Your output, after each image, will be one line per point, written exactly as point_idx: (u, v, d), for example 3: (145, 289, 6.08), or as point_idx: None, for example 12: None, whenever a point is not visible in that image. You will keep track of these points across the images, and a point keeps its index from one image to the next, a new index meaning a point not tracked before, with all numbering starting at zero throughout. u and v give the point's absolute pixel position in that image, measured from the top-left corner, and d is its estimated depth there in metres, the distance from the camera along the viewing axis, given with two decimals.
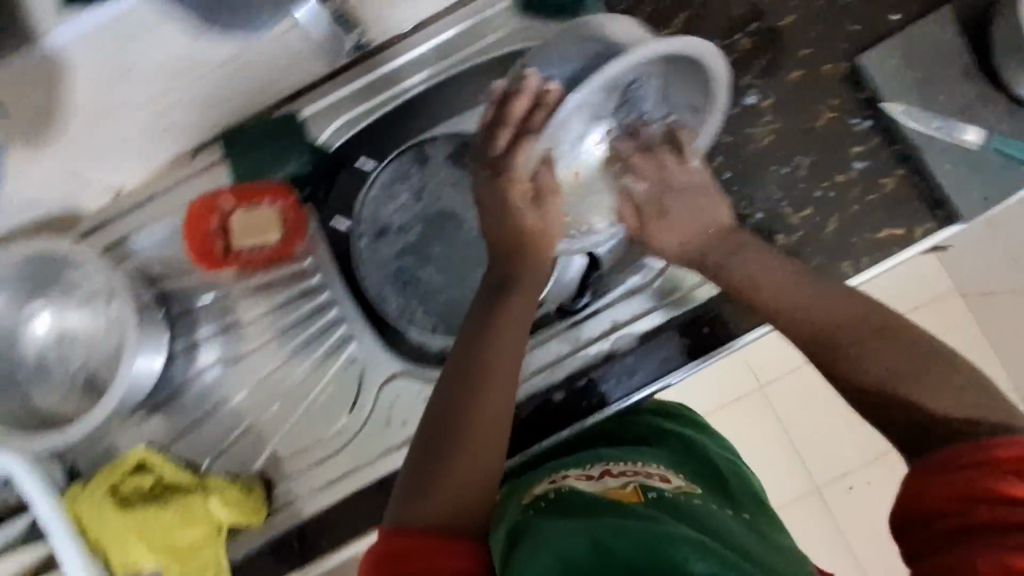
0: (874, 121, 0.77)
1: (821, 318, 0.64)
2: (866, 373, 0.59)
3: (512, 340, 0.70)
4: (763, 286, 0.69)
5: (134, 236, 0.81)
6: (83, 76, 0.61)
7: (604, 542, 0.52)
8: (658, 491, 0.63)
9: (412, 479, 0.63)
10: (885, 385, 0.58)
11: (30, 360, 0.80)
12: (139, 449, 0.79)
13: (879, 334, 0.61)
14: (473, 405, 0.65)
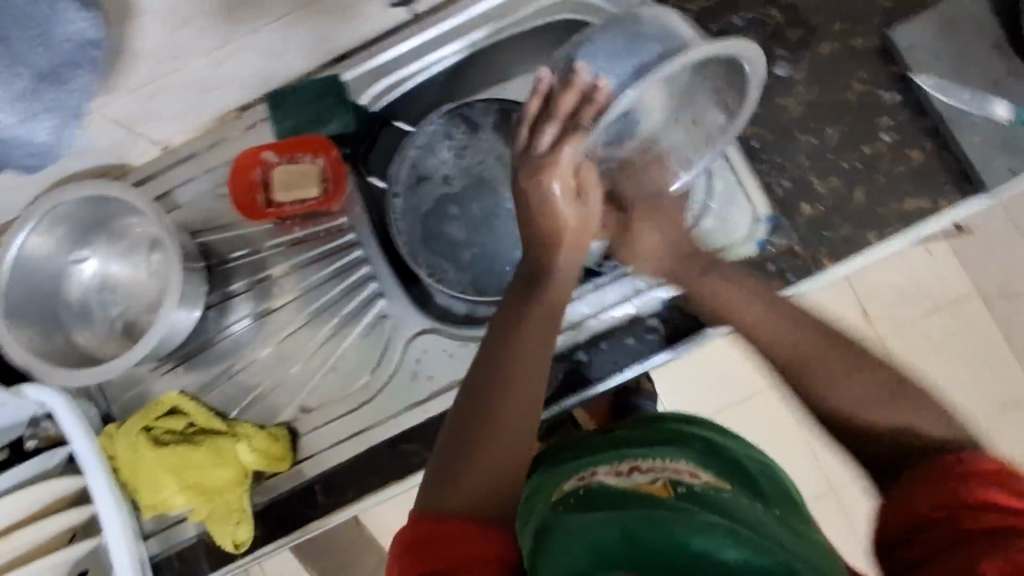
0: (904, 95, 0.79)
1: (798, 343, 0.62)
2: (844, 396, 0.58)
3: (546, 328, 0.66)
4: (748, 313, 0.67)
5: (183, 188, 0.86)
6: (152, 16, 0.64)
7: (633, 533, 0.45)
8: (689, 485, 0.52)
9: (435, 471, 0.58)
10: (858, 409, 0.57)
11: (75, 302, 0.82)
12: (173, 393, 0.81)
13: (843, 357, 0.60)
14: (505, 394, 0.60)
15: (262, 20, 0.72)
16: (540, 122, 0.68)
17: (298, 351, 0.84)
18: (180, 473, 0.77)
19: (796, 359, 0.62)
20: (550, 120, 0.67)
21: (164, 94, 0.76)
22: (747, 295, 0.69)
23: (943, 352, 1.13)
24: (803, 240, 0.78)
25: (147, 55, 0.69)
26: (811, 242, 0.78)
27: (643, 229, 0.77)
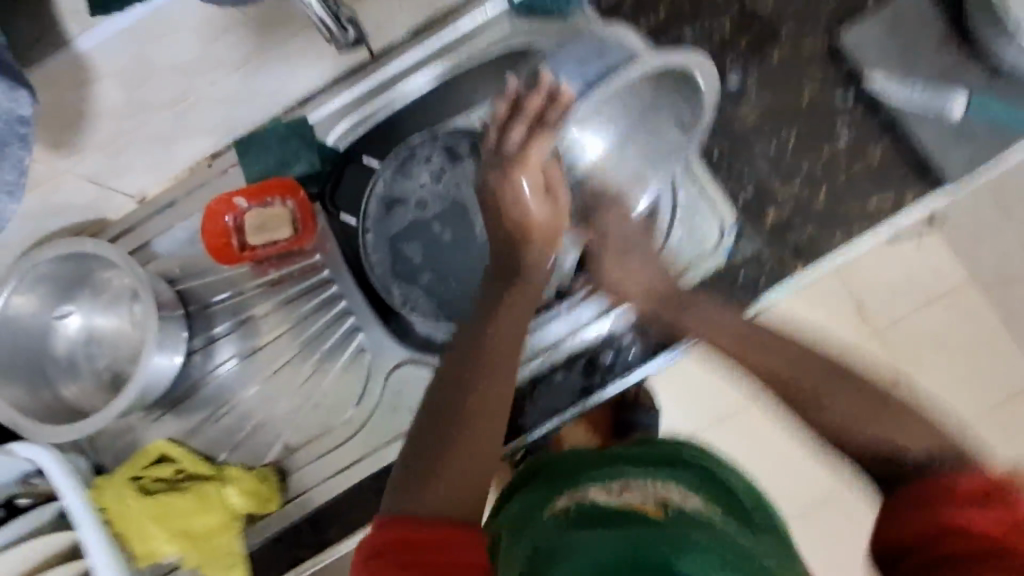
0: (856, 93, 0.80)
1: (782, 364, 0.65)
2: (823, 417, 0.62)
3: (516, 331, 0.67)
4: (726, 343, 0.69)
5: (159, 239, 0.87)
6: (107, 77, 0.66)
7: (637, 554, 0.55)
8: (676, 506, 0.61)
9: (407, 474, 0.57)
10: (839, 432, 0.61)
11: (61, 356, 0.84)
12: (160, 441, 0.82)
13: (829, 381, 0.63)
14: (473, 399, 0.60)
15: (224, 69, 0.75)
16: (508, 124, 0.69)
17: (281, 390, 0.85)
18: (165, 522, 0.78)
19: (785, 375, 0.65)
20: (518, 120, 0.69)
21: (137, 147, 0.79)
22: (735, 319, 0.71)
23: (942, 348, 1.14)
24: (769, 245, 0.79)
25: (115, 112, 0.72)
26: (777, 246, 0.78)
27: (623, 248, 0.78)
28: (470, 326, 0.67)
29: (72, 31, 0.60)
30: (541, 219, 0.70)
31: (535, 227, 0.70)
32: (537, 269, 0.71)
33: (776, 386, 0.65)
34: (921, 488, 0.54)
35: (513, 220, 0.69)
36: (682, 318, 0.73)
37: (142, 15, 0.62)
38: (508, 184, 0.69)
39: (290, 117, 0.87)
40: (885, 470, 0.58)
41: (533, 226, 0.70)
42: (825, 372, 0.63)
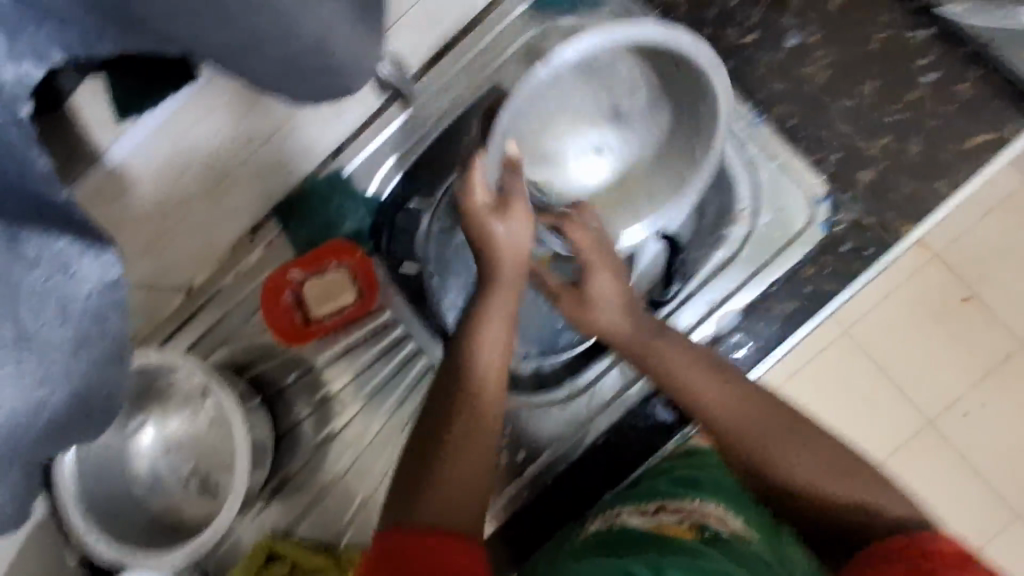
0: (932, 29, 0.73)
1: (746, 415, 0.62)
2: (807, 469, 0.58)
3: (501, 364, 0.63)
4: (711, 401, 0.63)
5: (218, 329, 0.82)
6: (143, 181, 0.60)
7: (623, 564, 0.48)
8: (715, 529, 0.55)
9: (390, 501, 0.55)
10: (819, 483, 0.58)
11: (143, 475, 0.80)
12: (264, 539, 0.77)
13: (780, 431, 0.61)
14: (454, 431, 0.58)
15: (255, 143, 0.69)
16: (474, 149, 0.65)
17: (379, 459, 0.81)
18: None
19: (753, 434, 0.61)
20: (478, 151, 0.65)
21: (176, 242, 0.73)
22: (705, 380, 0.65)
23: (1010, 258, 1.06)
24: (868, 210, 0.73)
25: (150, 214, 0.66)
26: (878, 209, 0.73)
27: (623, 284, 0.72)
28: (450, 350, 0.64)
29: (103, 142, 0.53)
30: (506, 243, 0.64)
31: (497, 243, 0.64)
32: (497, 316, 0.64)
33: (749, 445, 0.61)
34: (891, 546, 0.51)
35: (495, 247, 0.64)
36: (653, 360, 0.68)
37: (168, 110, 0.55)
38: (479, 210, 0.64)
39: (326, 172, 0.80)
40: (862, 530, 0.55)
41: (492, 240, 0.64)
42: (779, 428, 0.61)
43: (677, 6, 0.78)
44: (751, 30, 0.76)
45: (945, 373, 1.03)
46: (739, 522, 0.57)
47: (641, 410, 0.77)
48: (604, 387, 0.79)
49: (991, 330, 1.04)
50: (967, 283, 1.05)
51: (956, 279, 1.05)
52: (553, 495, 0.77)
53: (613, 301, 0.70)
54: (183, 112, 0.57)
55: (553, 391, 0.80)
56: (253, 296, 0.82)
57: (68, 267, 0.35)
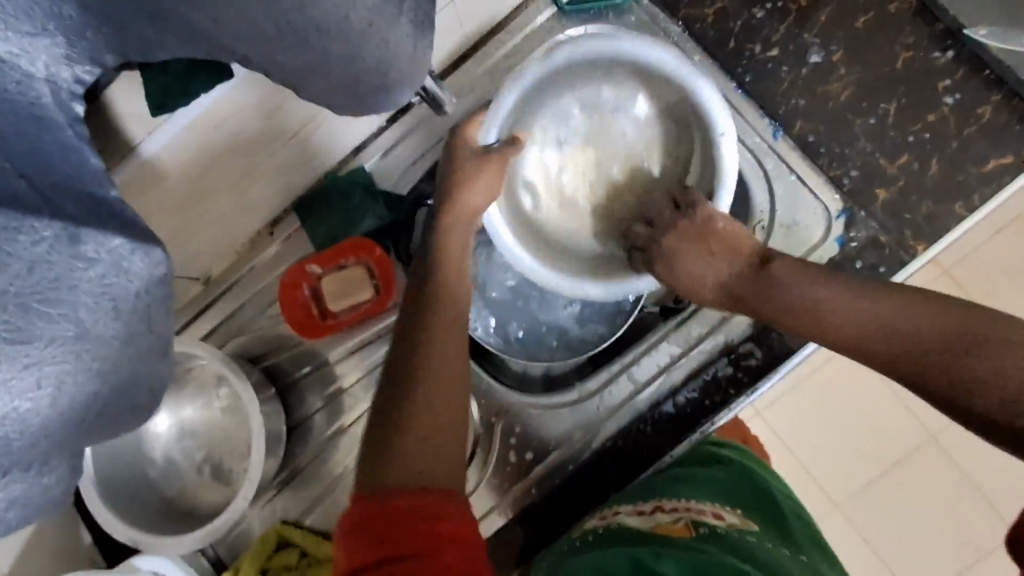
0: (956, 51, 0.74)
1: (887, 352, 0.52)
2: (980, 396, 0.47)
3: (456, 336, 0.58)
4: (832, 316, 0.55)
5: (235, 318, 0.83)
6: (173, 173, 0.61)
7: (640, 561, 0.54)
8: (710, 526, 0.61)
9: (368, 451, 0.53)
10: (1008, 410, 0.46)
11: (158, 458, 0.80)
12: (274, 527, 0.79)
13: (950, 352, 0.49)
14: (425, 389, 0.54)
15: (280, 137, 0.69)
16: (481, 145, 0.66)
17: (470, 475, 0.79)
18: None
19: (905, 355, 0.51)
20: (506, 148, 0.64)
21: (197, 236, 0.74)
22: (872, 311, 0.54)
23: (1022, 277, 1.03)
24: (886, 227, 0.74)
25: (175, 207, 0.66)
26: (894, 228, 0.73)
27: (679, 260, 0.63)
28: (412, 312, 0.60)
29: (137, 136, 0.54)
30: (476, 203, 0.64)
31: (467, 206, 0.64)
32: (448, 300, 0.60)
33: (919, 365, 0.51)
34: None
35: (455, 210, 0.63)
36: (765, 308, 0.59)
37: (201, 108, 0.57)
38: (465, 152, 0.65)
39: (345, 169, 0.82)
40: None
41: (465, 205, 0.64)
42: (949, 333, 0.49)
43: (704, 17, 0.79)
44: (774, 45, 0.77)
45: None
46: (730, 517, 0.63)
47: (648, 417, 0.78)
48: (614, 392, 0.80)
49: None
50: (977, 303, 1.04)
51: (964, 300, 1.04)
52: (561, 499, 0.78)
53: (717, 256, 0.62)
54: (218, 108, 0.58)
55: (564, 394, 0.80)
56: (271, 287, 0.83)
57: (122, 264, 0.40)
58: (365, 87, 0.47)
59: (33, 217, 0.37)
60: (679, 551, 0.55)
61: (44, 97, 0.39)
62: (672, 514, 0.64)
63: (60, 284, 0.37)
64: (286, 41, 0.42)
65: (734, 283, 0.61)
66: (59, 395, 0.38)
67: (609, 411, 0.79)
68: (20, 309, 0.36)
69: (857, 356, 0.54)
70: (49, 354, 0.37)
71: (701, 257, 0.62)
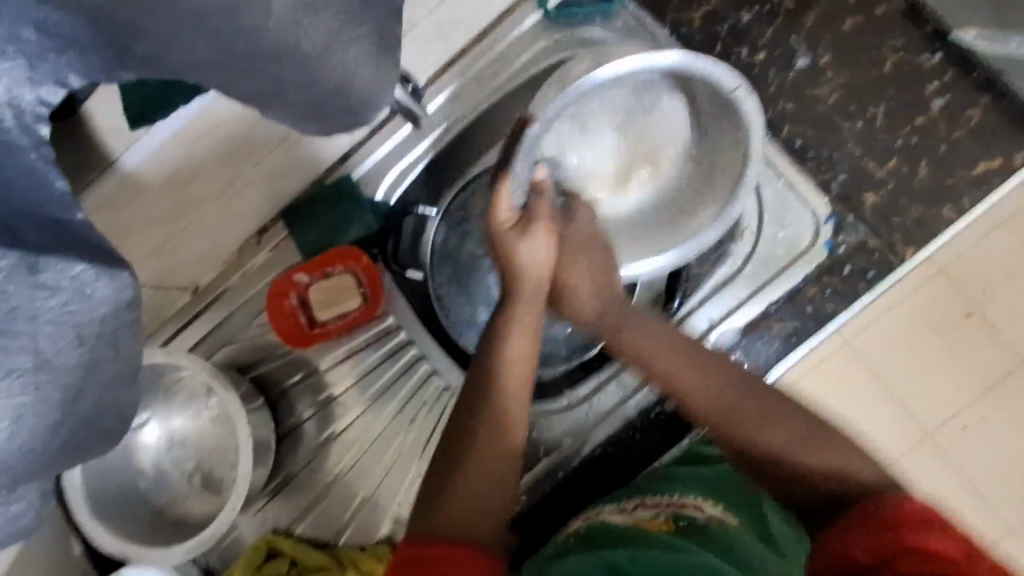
0: (945, 53, 0.74)
1: (711, 397, 0.63)
2: (776, 443, 0.59)
3: (526, 370, 0.63)
4: (661, 362, 0.65)
5: (224, 327, 0.83)
6: (154, 188, 0.60)
7: (613, 564, 0.53)
8: (692, 518, 0.60)
9: (417, 501, 0.57)
10: (783, 455, 0.58)
11: (147, 469, 0.80)
12: (264, 536, 0.78)
13: (754, 415, 0.61)
14: (484, 432, 0.59)
15: (263, 149, 0.69)
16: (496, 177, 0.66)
17: None
18: None
19: (717, 411, 0.62)
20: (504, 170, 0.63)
21: (182, 249, 0.74)
22: (732, 377, 0.64)
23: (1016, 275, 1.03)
24: (874, 231, 0.73)
25: (158, 220, 0.66)
26: (883, 232, 0.73)
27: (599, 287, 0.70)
28: (475, 378, 0.63)
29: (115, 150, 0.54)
30: (538, 266, 0.66)
31: (530, 272, 0.66)
32: (521, 360, 0.63)
33: (716, 417, 0.62)
34: (870, 509, 0.51)
35: (518, 266, 0.66)
36: (618, 339, 0.68)
37: (178, 122, 0.56)
38: (505, 232, 0.66)
39: (334, 177, 0.80)
40: (835, 502, 0.54)
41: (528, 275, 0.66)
42: (785, 405, 0.61)
43: (691, 21, 0.78)
44: (761, 48, 0.77)
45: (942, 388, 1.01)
46: (711, 509, 0.62)
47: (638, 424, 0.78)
48: (604, 399, 0.79)
49: (994, 347, 1.02)
50: (970, 300, 1.03)
51: (958, 297, 1.03)
52: (550, 502, 0.78)
53: (582, 271, 0.69)
54: (197, 122, 0.57)
55: (554, 401, 0.80)
56: (259, 297, 0.83)
57: (86, 291, 0.34)
58: (333, 108, 0.45)
59: None
60: (655, 548, 0.55)
61: (6, 121, 0.31)
62: (651, 511, 0.64)
63: (19, 315, 0.32)
64: (233, 67, 0.38)
65: (595, 303, 0.70)
66: (16, 430, 0.33)
67: (598, 417, 0.79)
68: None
69: (687, 398, 0.64)
70: (13, 385, 0.32)
71: (587, 223, 0.71)
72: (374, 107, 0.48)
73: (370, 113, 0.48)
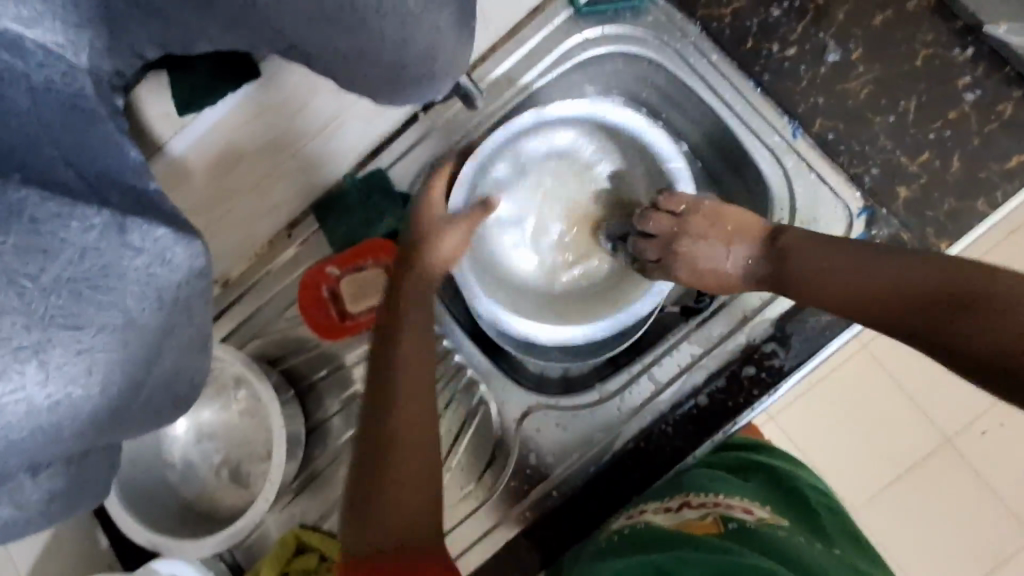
0: (976, 48, 0.74)
1: (908, 294, 0.53)
2: (973, 346, 0.46)
3: (426, 351, 0.63)
4: (833, 280, 0.59)
5: (254, 320, 0.83)
6: (201, 170, 0.60)
7: (660, 567, 0.53)
8: (741, 521, 0.59)
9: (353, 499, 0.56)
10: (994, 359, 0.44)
11: (176, 462, 0.80)
12: (292, 532, 0.78)
13: (949, 305, 0.49)
14: (397, 413, 0.58)
15: (305, 138, 0.69)
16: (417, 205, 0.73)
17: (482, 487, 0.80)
18: None
19: (896, 310, 0.53)
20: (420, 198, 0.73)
21: (221, 235, 0.74)
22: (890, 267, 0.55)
23: None
24: (909, 223, 0.73)
25: (204, 205, 0.66)
26: (916, 225, 0.73)
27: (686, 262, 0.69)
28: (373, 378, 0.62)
29: (165, 136, 0.53)
30: (452, 251, 0.70)
31: (410, 278, 0.68)
32: (425, 350, 0.63)
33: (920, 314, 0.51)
34: None
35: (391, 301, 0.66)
36: (791, 286, 0.63)
37: (226, 111, 0.56)
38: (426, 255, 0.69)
39: (364, 171, 0.82)
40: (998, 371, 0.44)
41: (416, 277, 0.68)
42: (938, 295, 0.50)
43: (722, 17, 0.79)
44: (791, 44, 0.77)
45: None
46: (761, 512, 0.62)
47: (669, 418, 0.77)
48: (636, 392, 0.78)
49: None
50: None
51: None
52: (584, 502, 0.77)
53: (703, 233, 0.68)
54: (241, 110, 0.57)
55: (582, 397, 0.79)
56: (288, 290, 0.83)
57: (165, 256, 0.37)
58: (404, 75, 0.46)
59: (84, 203, 0.35)
60: (704, 552, 0.54)
61: (86, 88, 0.38)
62: (698, 510, 0.63)
63: (110, 273, 0.36)
64: None
65: (765, 279, 0.66)
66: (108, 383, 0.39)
67: (631, 410, 0.78)
68: (71, 295, 0.35)
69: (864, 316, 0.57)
70: (100, 341, 0.37)
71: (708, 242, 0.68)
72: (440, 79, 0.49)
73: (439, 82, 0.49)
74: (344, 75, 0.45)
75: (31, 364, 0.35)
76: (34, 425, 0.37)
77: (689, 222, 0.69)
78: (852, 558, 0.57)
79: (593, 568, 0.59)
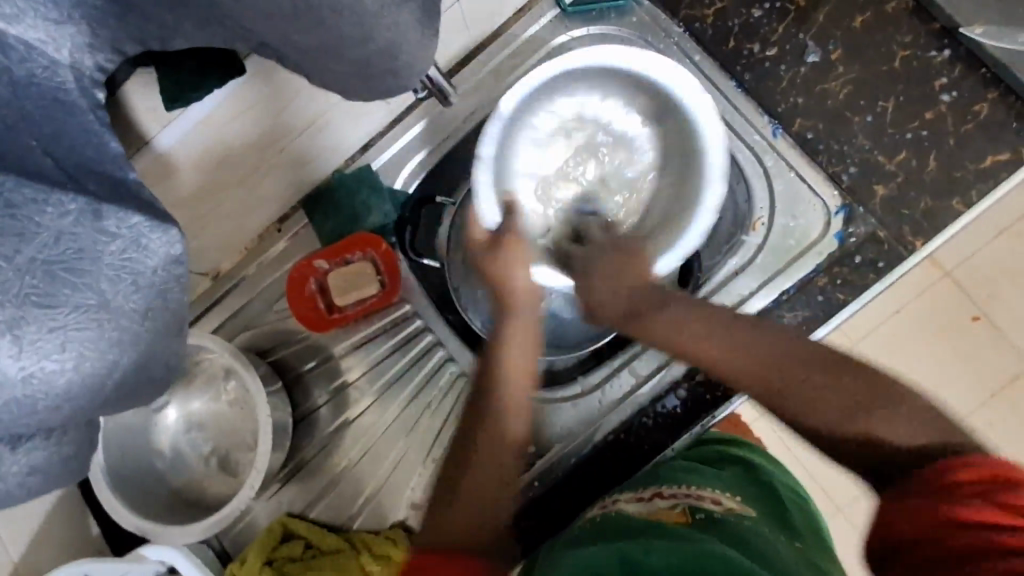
0: (953, 49, 0.76)
1: (785, 351, 0.55)
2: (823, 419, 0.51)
3: (529, 357, 0.62)
4: (688, 337, 0.59)
5: (245, 311, 0.85)
6: (188, 165, 0.62)
7: (626, 558, 0.53)
8: (708, 511, 0.61)
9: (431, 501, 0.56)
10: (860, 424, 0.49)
11: (166, 450, 0.81)
12: (278, 520, 0.79)
13: (822, 375, 0.53)
14: (482, 439, 0.57)
15: (291, 134, 0.71)
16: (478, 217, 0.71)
17: None
18: None
19: (760, 373, 0.55)
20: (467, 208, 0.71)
21: (210, 229, 0.75)
22: (760, 333, 0.57)
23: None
24: (886, 220, 0.75)
25: (191, 199, 0.68)
26: (893, 223, 0.74)
27: (590, 291, 0.65)
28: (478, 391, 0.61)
29: (152, 130, 0.55)
30: (520, 288, 0.65)
31: (517, 291, 0.64)
32: (523, 346, 0.62)
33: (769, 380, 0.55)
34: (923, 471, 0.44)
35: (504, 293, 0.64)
36: (643, 326, 0.62)
37: (211, 107, 0.57)
38: (477, 254, 0.67)
39: (353, 166, 0.83)
40: (888, 463, 0.46)
41: (512, 291, 0.64)
42: (791, 364, 0.54)
43: (704, 17, 0.80)
44: (772, 44, 0.79)
45: (952, 392, 1.00)
46: (729, 502, 0.63)
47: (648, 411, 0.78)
48: (616, 386, 0.81)
49: (1002, 351, 1.01)
50: (980, 305, 1.02)
51: (966, 302, 1.02)
52: (562, 492, 0.78)
53: (602, 283, 0.65)
54: (226, 106, 0.58)
55: (565, 390, 0.83)
56: (278, 283, 0.85)
57: (141, 241, 0.42)
58: (375, 70, 0.47)
59: (59, 190, 0.39)
60: (670, 539, 0.55)
61: (67, 82, 0.38)
62: (670, 500, 0.65)
63: (84, 256, 0.40)
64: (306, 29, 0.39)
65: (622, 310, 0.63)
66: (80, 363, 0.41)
67: (611, 403, 0.81)
68: (46, 276, 0.39)
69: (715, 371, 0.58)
70: (74, 320, 0.41)
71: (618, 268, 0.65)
72: (414, 74, 0.50)
73: (411, 78, 0.50)
74: (313, 69, 0.46)
75: (4, 338, 0.39)
76: (9, 396, 0.40)
77: (597, 257, 0.68)
78: (812, 552, 0.59)
79: (564, 554, 0.60)
